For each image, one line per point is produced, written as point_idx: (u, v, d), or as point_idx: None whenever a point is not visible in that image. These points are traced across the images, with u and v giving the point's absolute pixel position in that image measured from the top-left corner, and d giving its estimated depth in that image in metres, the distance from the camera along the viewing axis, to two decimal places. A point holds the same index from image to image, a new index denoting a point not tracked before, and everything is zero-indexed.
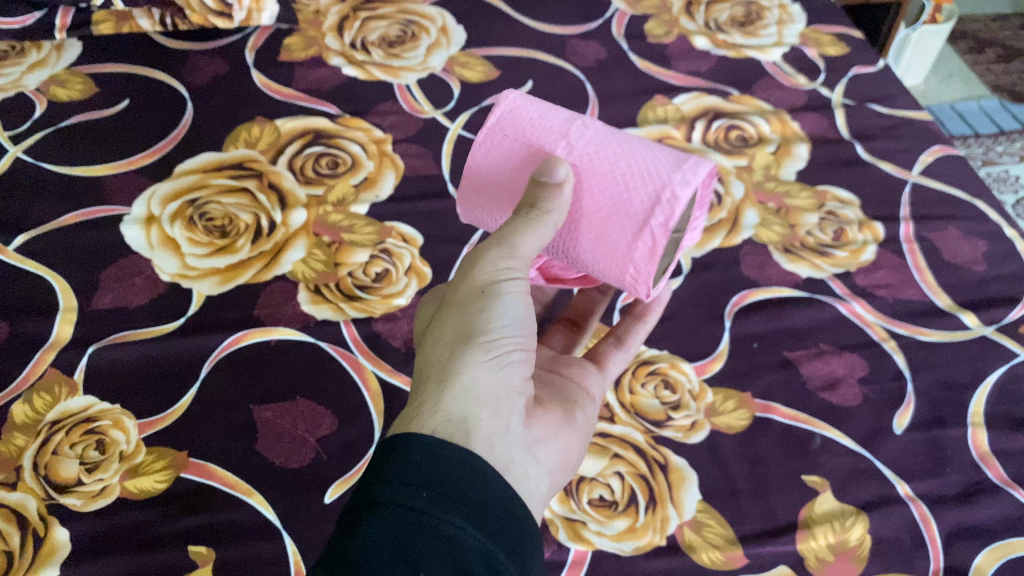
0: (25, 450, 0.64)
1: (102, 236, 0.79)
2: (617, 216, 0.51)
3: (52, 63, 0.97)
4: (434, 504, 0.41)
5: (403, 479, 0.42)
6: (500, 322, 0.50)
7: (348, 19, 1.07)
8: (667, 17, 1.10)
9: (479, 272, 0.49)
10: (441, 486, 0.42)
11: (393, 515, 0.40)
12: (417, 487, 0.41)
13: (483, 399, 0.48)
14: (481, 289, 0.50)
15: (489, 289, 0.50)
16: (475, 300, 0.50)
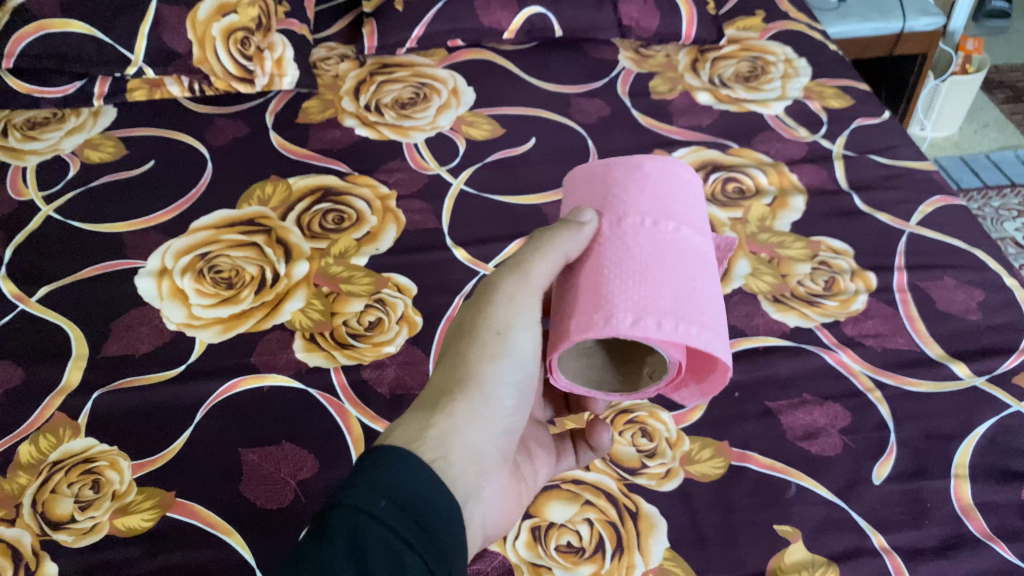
0: (26, 488, 0.68)
1: (117, 288, 0.85)
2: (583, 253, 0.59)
3: (88, 127, 1.04)
4: (392, 511, 0.45)
5: (371, 486, 0.46)
6: (499, 366, 0.56)
7: (365, 82, 1.12)
8: (673, 74, 1.14)
9: (496, 317, 0.56)
10: (405, 503, 0.46)
11: (354, 513, 0.44)
12: (382, 496, 0.45)
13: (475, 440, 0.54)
14: (494, 332, 0.56)
15: (501, 335, 0.56)
16: (490, 343, 0.56)
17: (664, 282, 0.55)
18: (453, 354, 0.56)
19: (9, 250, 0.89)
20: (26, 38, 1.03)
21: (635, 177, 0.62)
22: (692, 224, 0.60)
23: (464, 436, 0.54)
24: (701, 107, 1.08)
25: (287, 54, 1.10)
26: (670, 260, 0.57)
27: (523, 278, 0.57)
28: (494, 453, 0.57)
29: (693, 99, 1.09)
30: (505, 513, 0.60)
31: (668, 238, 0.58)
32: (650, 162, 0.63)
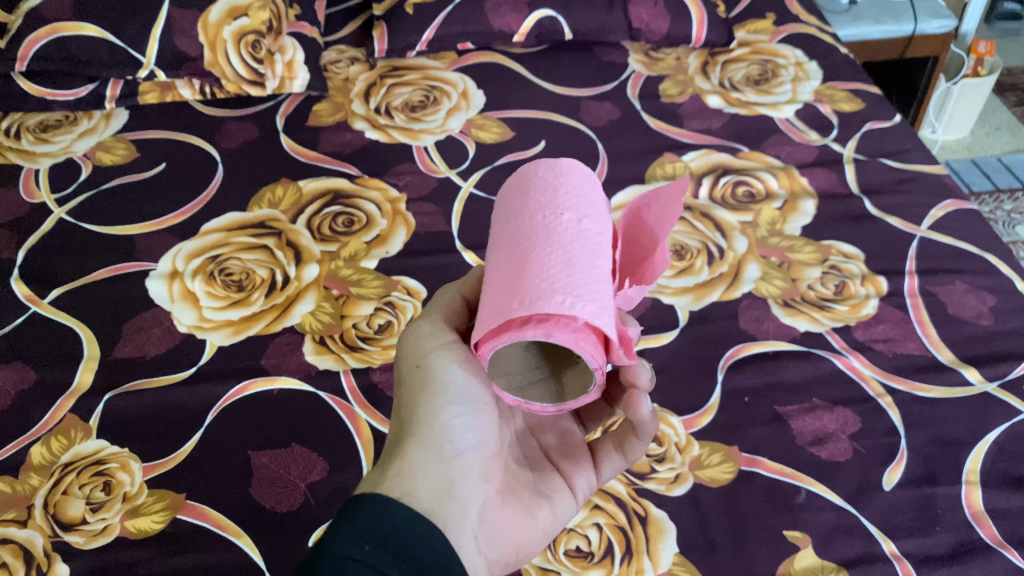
0: (38, 490, 0.68)
1: (129, 290, 0.85)
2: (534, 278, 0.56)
3: (100, 130, 1.05)
4: (376, 553, 0.46)
5: (351, 533, 0.47)
6: (441, 389, 0.57)
7: (375, 85, 1.12)
8: (683, 77, 1.14)
9: (415, 351, 0.58)
10: (384, 543, 0.47)
11: (339, 560, 0.44)
12: (362, 539, 0.47)
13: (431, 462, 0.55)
14: (414, 366, 0.57)
15: (423, 366, 0.57)
16: (419, 375, 0.57)
17: (521, 273, 0.50)
18: (399, 402, 0.58)
19: (22, 252, 0.89)
20: (39, 42, 1.03)
21: (507, 196, 0.58)
22: (556, 206, 0.54)
23: (423, 468, 0.55)
24: (711, 110, 1.08)
25: (297, 57, 1.10)
26: (523, 251, 0.52)
27: (429, 317, 0.59)
28: (470, 473, 0.57)
29: (703, 102, 1.09)
30: (518, 528, 0.58)
31: (525, 230, 0.53)
32: (520, 176, 0.59)
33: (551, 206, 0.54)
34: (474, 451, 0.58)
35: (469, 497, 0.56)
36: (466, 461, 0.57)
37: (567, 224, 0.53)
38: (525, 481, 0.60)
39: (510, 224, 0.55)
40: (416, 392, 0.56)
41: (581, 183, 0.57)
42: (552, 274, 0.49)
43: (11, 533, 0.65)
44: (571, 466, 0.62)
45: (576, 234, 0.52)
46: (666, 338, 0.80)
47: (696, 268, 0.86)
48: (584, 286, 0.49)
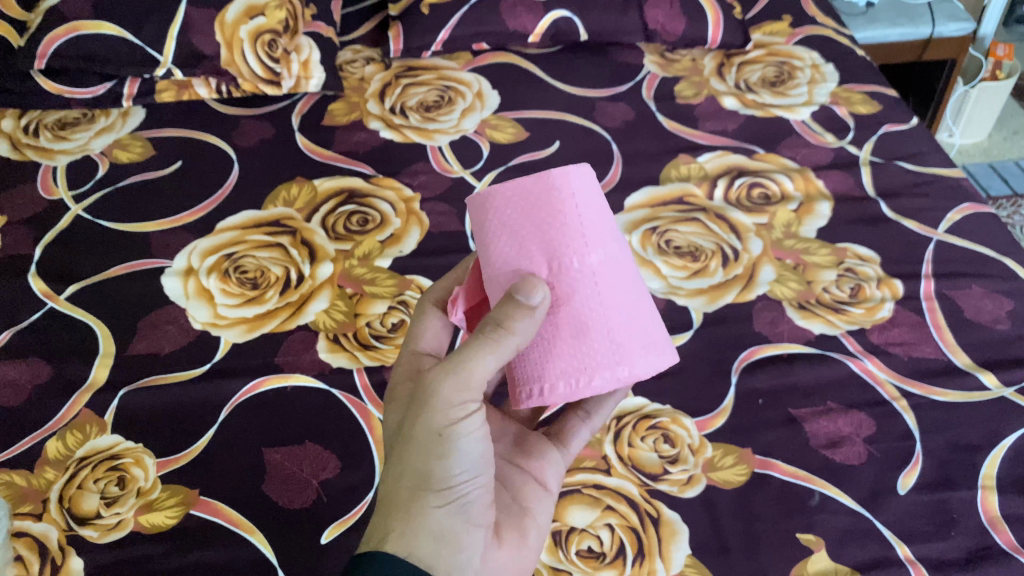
0: (53, 484, 0.69)
1: (144, 286, 0.85)
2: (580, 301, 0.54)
3: (117, 128, 1.06)
4: None
5: None
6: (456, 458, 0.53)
7: (390, 85, 1.13)
8: (698, 78, 1.14)
9: (435, 415, 0.52)
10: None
11: None
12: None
13: (437, 533, 0.53)
14: (436, 433, 0.52)
15: (445, 434, 0.52)
16: (434, 443, 0.52)
17: (614, 325, 0.54)
18: (398, 454, 0.54)
19: (39, 248, 0.90)
20: (57, 41, 1.04)
21: (528, 214, 0.55)
22: (593, 244, 0.55)
23: (431, 532, 0.53)
24: (726, 112, 1.07)
25: (313, 57, 1.11)
26: (586, 306, 0.54)
27: (460, 372, 0.52)
28: (474, 522, 0.55)
29: (718, 104, 1.09)
30: (512, 560, 0.58)
31: (584, 281, 0.54)
32: (539, 186, 0.56)
33: (598, 245, 0.55)
34: (482, 498, 0.56)
35: (471, 544, 0.55)
36: (472, 510, 0.55)
37: (605, 270, 0.55)
38: (505, 505, 0.61)
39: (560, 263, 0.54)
40: (429, 456, 0.53)
41: (595, 197, 0.57)
42: (630, 338, 0.54)
43: (26, 527, 0.66)
44: (537, 465, 0.64)
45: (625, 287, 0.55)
46: (679, 340, 0.80)
47: (710, 270, 0.86)
48: (632, 351, 0.54)
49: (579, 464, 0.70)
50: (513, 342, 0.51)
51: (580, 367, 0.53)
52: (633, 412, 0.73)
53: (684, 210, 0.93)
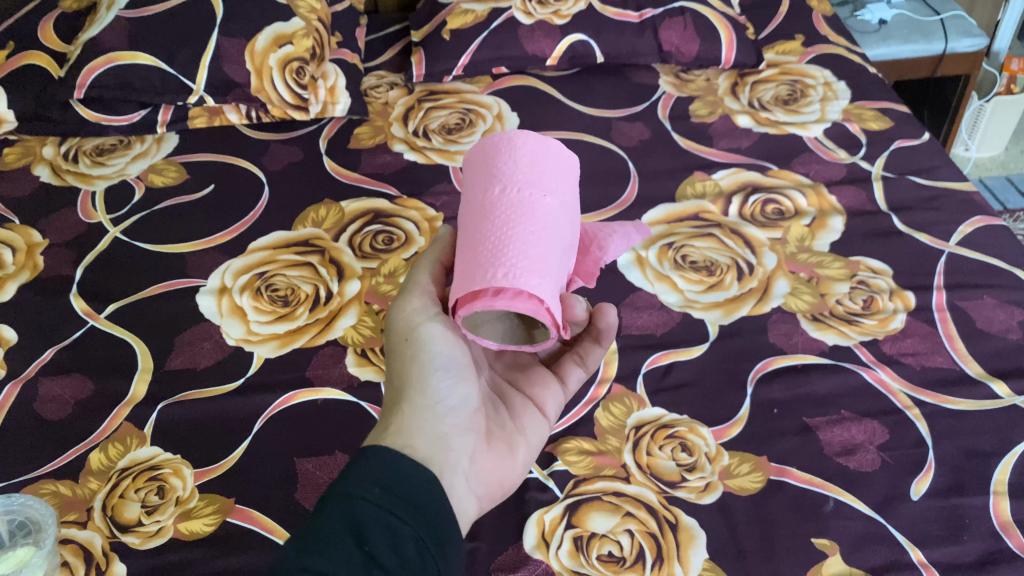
0: (96, 493, 0.72)
1: (180, 305, 0.89)
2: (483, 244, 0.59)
3: (153, 153, 1.10)
4: (383, 497, 0.50)
5: (363, 478, 0.50)
6: (428, 360, 0.61)
7: (413, 109, 1.16)
8: (712, 98, 1.16)
9: (402, 323, 0.62)
10: (392, 487, 0.51)
11: (349, 503, 0.48)
12: (371, 484, 0.50)
13: (425, 429, 0.58)
14: (404, 339, 0.62)
15: (411, 339, 0.61)
16: (405, 345, 0.61)
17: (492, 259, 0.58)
18: (392, 375, 0.62)
19: (80, 269, 0.94)
20: (96, 71, 1.08)
21: (491, 152, 0.64)
22: (538, 186, 0.61)
23: (417, 425, 0.58)
24: (740, 130, 1.10)
25: (339, 83, 1.15)
26: (483, 219, 0.60)
27: (418, 291, 0.63)
28: (459, 424, 0.60)
29: (733, 122, 1.12)
30: (501, 467, 0.63)
31: (498, 209, 0.60)
32: (505, 136, 0.64)
33: (535, 187, 0.61)
34: (462, 406, 0.62)
35: (461, 443, 0.60)
36: (455, 414, 0.61)
37: (525, 203, 0.60)
38: (503, 423, 0.66)
39: (492, 187, 0.61)
40: (403, 359, 0.61)
41: (542, 149, 0.63)
42: (532, 261, 0.57)
43: (72, 534, 0.69)
44: (539, 391, 0.69)
45: (528, 212, 0.59)
46: (696, 351, 0.82)
47: (725, 284, 0.88)
48: (548, 273, 0.57)
49: (598, 472, 0.72)
50: (428, 258, 0.66)
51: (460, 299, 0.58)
52: (651, 422, 0.76)
53: (699, 226, 0.95)
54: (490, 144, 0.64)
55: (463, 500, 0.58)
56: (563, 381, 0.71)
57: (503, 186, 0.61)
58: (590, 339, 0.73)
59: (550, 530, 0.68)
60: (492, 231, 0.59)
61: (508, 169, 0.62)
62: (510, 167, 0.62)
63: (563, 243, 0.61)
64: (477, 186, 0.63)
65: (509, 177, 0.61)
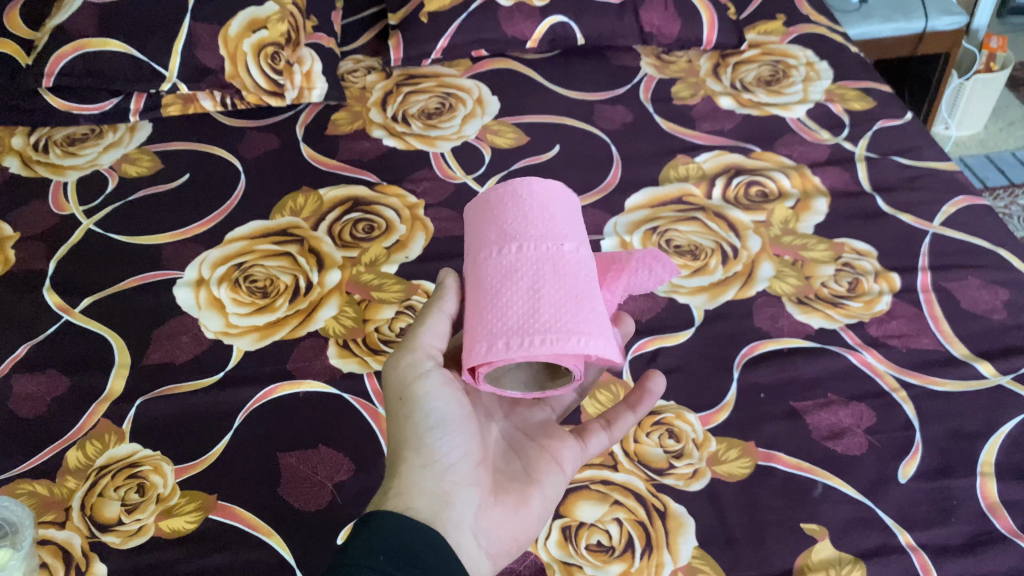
0: (75, 492, 0.71)
1: (156, 298, 0.87)
2: (507, 291, 0.58)
3: (126, 143, 1.08)
4: (389, 565, 0.50)
5: (368, 544, 0.51)
6: (424, 418, 0.59)
7: (391, 94, 1.14)
8: (695, 79, 1.15)
9: (396, 380, 0.60)
10: (397, 553, 0.51)
11: (358, 572, 0.48)
12: (376, 551, 0.50)
13: (426, 493, 0.57)
14: (398, 398, 0.60)
15: (406, 398, 0.59)
16: (400, 405, 0.59)
17: (524, 306, 0.57)
18: (388, 431, 0.61)
19: (52, 263, 0.92)
20: (66, 58, 1.06)
21: (498, 207, 0.65)
22: (554, 237, 0.62)
23: (417, 488, 0.57)
24: (723, 111, 1.09)
25: (315, 67, 1.13)
26: (498, 274, 0.60)
27: (414, 345, 0.61)
28: (462, 479, 0.60)
29: (715, 104, 1.11)
30: (512, 519, 0.61)
31: (516, 264, 0.60)
32: (507, 189, 0.66)
33: (551, 238, 0.61)
34: (463, 460, 0.60)
35: (464, 500, 0.59)
36: (456, 471, 0.60)
37: (542, 253, 0.60)
38: (513, 473, 0.64)
39: (503, 245, 0.61)
40: (399, 418, 0.60)
41: (552, 202, 0.65)
42: (567, 314, 0.57)
43: (50, 534, 0.68)
44: (554, 445, 0.66)
45: (546, 262, 0.60)
46: (681, 336, 0.82)
47: (710, 268, 0.88)
48: (588, 324, 0.57)
49: (586, 461, 0.71)
50: (439, 307, 0.62)
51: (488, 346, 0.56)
52: None
53: (683, 210, 0.94)
54: (497, 199, 0.65)
55: (473, 559, 0.58)
56: (581, 440, 0.67)
57: (520, 241, 0.61)
58: (622, 404, 0.68)
59: None
60: (518, 281, 0.59)
61: (524, 223, 0.62)
62: (526, 221, 0.63)
63: (589, 294, 0.61)
64: (488, 241, 0.63)
65: (526, 231, 0.62)
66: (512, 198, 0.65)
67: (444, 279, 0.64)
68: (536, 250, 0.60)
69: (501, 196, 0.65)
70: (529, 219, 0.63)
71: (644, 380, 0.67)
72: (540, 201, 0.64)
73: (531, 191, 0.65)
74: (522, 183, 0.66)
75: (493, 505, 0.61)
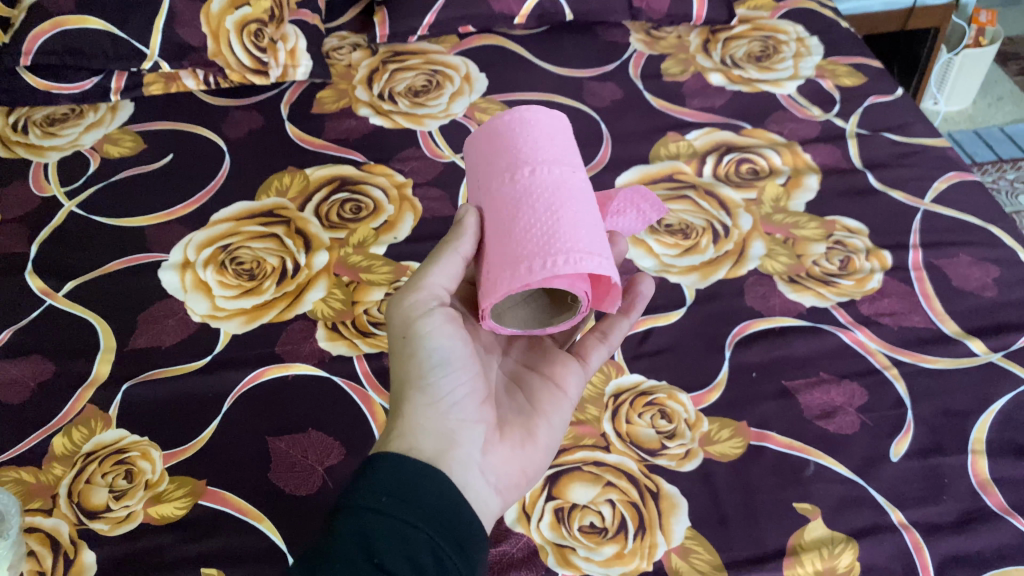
0: (61, 479, 0.70)
1: (142, 281, 0.86)
2: (526, 216, 0.59)
3: (107, 123, 1.06)
4: (393, 506, 0.50)
5: (371, 488, 0.51)
6: (426, 357, 0.58)
7: (377, 71, 1.13)
8: (684, 55, 1.14)
9: (399, 319, 0.59)
10: (401, 494, 0.52)
11: (362, 516, 0.49)
12: (379, 493, 0.51)
13: (428, 432, 0.57)
14: (401, 337, 0.59)
15: (410, 336, 0.59)
16: (402, 345, 0.59)
17: (545, 228, 0.58)
18: (393, 370, 0.61)
19: (34, 246, 0.90)
20: (43, 37, 1.03)
21: (505, 132, 0.65)
22: (563, 164, 0.63)
23: (421, 427, 0.57)
24: (713, 88, 1.08)
25: (299, 45, 1.11)
26: (512, 202, 0.60)
27: (420, 284, 0.60)
28: (467, 417, 0.60)
29: (705, 80, 1.10)
30: (519, 454, 0.62)
31: (531, 189, 0.60)
32: (510, 116, 0.66)
33: (561, 166, 0.63)
34: (468, 398, 0.60)
35: (469, 438, 0.59)
36: (461, 408, 0.59)
37: (556, 180, 0.61)
38: (518, 407, 0.64)
39: (518, 170, 0.62)
40: (401, 358, 0.60)
41: (556, 131, 0.66)
42: (586, 239, 0.58)
43: (37, 522, 0.67)
44: (559, 371, 0.67)
45: (561, 189, 0.61)
46: (673, 316, 0.81)
47: (702, 247, 0.87)
48: (603, 250, 0.58)
49: (579, 442, 0.71)
50: (455, 248, 0.61)
51: (512, 270, 0.57)
52: (630, 389, 0.75)
53: (674, 188, 0.94)
54: (506, 124, 0.65)
55: (482, 496, 0.58)
56: (583, 361, 0.68)
57: (534, 166, 0.62)
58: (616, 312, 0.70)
59: (531, 502, 0.67)
60: (538, 206, 0.59)
61: (537, 149, 0.63)
62: (538, 148, 0.63)
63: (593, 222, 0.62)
64: (501, 167, 0.63)
65: (537, 158, 0.62)
66: (520, 123, 0.65)
67: (464, 216, 0.62)
68: (552, 176, 0.61)
69: (509, 122, 0.65)
70: (539, 146, 0.63)
71: (633, 285, 0.70)
72: (546, 128, 0.65)
73: (536, 116, 0.65)
74: (527, 110, 0.66)
75: (499, 442, 0.61)
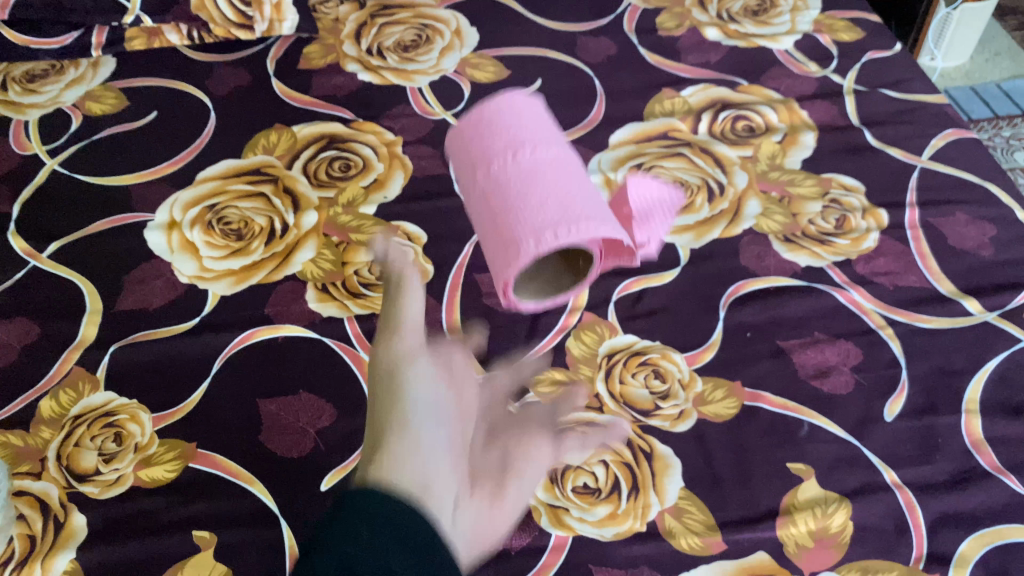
0: (50, 443, 0.69)
1: (128, 241, 0.85)
2: (533, 192, 0.66)
3: (88, 79, 1.03)
4: (375, 538, 0.49)
5: (354, 516, 0.50)
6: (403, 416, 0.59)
7: (365, 25, 1.10)
8: (680, 9, 1.12)
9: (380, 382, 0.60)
10: (385, 527, 0.50)
11: (343, 544, 0.48)
12: (363, 523, 0.50)
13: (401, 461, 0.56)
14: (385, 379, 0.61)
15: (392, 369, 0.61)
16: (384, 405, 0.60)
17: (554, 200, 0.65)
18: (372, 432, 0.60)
19: (17, 206, 0.88)
20: None
21: (488, 121, 0.73)
22: (548, 140, 0.71)
23: (394, 460, 0.56)
24: (709, 43, 1.06)
25: None
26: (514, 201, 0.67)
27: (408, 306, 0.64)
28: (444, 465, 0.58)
29: (701, 35, 1.07)
30: (487, 513, 0.60)
31: (532, 165, 0.68)
32: (480, 109, 0.74)
33: (549, 142, 0.70)
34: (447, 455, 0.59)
35: (445, 480, 0.57)
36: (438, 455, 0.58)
37: (549, 158, 0.69)
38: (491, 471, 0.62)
39: (516, 152, 0.69)
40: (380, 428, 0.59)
41: (532, 113, 0.74)
42: (593, 207, 0.66)
43: (26, 486, 0.66)
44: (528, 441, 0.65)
45: (557, 172, 0.68)
46: (668, 277, 0.80)
47: (697, 206, 0.86)
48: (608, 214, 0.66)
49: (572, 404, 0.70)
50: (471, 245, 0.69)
51: (534, 240, 0.63)
52: (623, 351, 0.74)
53: (668, 145, 0.92)
54: (486, 117, 0.73)
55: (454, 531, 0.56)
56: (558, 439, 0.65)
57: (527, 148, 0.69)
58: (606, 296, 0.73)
59: None
60: (543, 181, 0.67)
61: (523, 133, 0.71)
62: (524, 132, 0.71)
63: None
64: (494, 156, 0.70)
65: (527, 140, 0.70)
66: (501, 110, 0.73)
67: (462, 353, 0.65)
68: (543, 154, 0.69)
69: (488, 112, 0.73)
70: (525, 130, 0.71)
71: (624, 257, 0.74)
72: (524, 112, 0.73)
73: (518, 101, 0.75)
74: (499, 98, 0.74)
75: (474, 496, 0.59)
